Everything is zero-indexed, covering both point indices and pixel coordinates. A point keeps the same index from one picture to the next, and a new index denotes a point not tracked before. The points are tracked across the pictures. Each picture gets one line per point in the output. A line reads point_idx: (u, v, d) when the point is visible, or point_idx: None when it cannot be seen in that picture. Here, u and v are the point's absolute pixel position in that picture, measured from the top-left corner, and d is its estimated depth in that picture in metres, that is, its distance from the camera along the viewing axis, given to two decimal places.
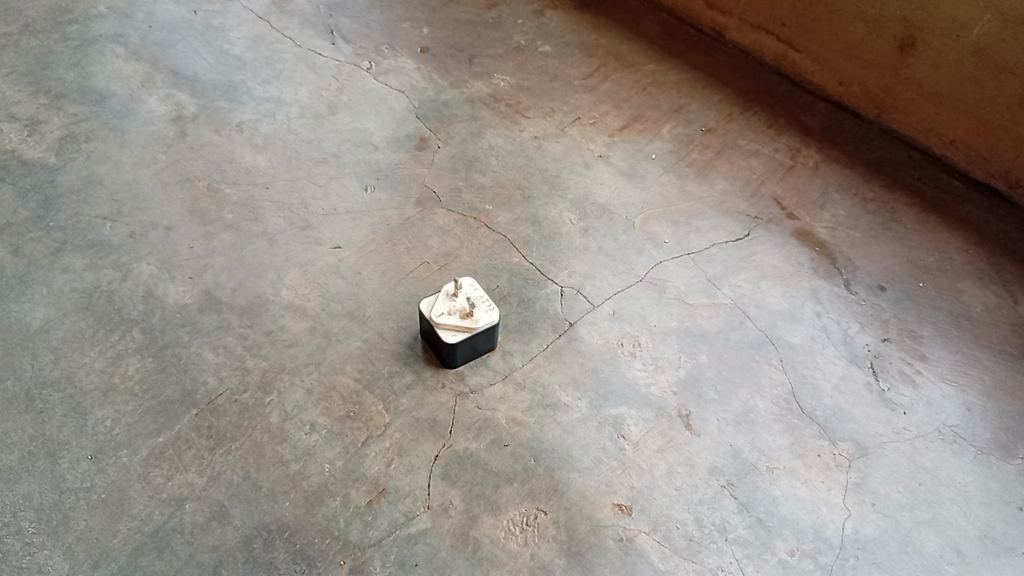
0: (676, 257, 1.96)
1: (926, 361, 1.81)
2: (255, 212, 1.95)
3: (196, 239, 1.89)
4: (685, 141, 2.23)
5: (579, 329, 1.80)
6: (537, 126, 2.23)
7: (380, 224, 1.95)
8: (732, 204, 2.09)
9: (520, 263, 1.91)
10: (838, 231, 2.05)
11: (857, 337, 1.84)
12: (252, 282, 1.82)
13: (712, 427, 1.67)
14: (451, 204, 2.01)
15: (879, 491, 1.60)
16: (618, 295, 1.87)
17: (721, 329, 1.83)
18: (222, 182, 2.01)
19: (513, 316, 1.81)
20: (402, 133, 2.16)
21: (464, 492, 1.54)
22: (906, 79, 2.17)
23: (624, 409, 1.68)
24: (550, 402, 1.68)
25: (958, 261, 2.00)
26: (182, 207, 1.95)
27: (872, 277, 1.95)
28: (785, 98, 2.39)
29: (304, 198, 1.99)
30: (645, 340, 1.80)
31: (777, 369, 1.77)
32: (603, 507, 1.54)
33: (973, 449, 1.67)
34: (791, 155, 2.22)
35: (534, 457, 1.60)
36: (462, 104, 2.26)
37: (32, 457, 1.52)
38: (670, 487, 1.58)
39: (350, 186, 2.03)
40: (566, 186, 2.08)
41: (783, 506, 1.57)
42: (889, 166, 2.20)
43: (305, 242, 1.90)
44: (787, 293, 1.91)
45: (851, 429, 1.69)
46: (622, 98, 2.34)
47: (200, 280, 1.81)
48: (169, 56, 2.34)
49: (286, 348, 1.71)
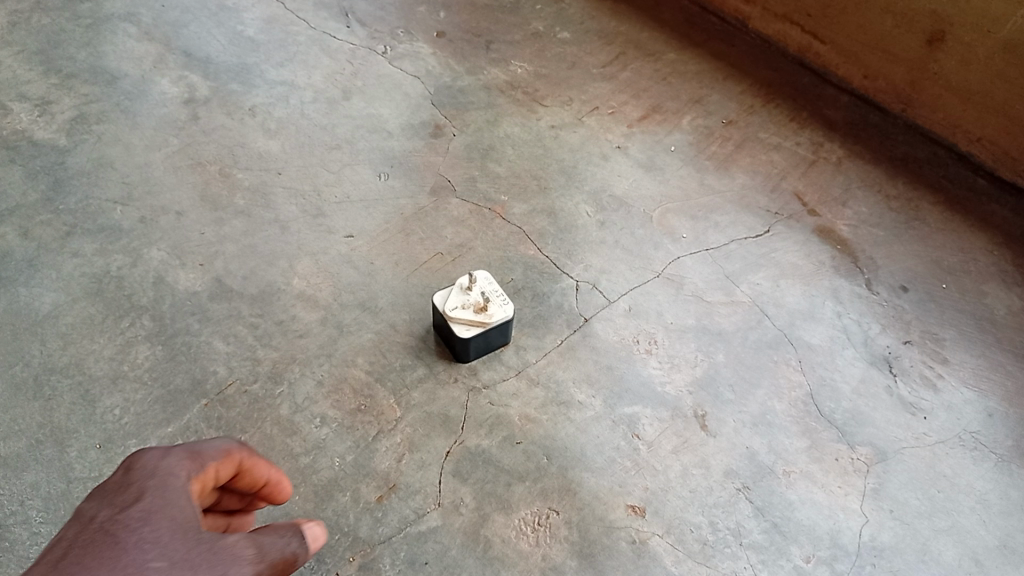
0: (694, 252, 1.92)
1: (948, 365, 1.77)
2: (267, 198, 1.92)
3: (207, 225, 1.86)
4: (705, 133, 2.19)
5: (594, 325, 1.77)
6: (555, 115, 2.19)
7: (394, 213, 1.92)
8: (752, 199, 2.05)
9: (536, 256, 1.88)
10: (860, 229, 2.01)
11: (877, 338, 1.81)
12: (264, 270, 1.79)
13: (728, 428, 1.64)
14: (466, 193, 1.98)
15: (897, 497, 1.58)
16: (634, 291, 1.84)
17: (739, 328, 1.80)
18: (235, 167, 1.98)
19: (527, 310, 1.78)
20: (417, 120, 2.12)
21: (476, 490, 1.52)
22: (933, 74, 2.12)
23: (639, 408, 1.66)
24: (564, 399, 1.65)
25: (982, 262, 1.96)
26: (193, 191, 1.92)
27: (894, 277, 1.92)
28: (808, 90, 2.34)
29: (317, 185, 1.96)
30: (662, 337, 1.77)
31: (795, 370, 1.74)
32: (617, 508, 1.52)
33: (994, 456, 1.64)
34: (813, 150, 2.17)
35: (547, 455, 1.57)
36: (479, 91, 2.22)
37: (40, 445, 1.51)
38: (685, 489, 1.56)
39: (364, 173, 2.00)
40: (583, 177, 2.05)
41: (799, 510, 1.55)
42: (914, 163, 2.16)
43: (318, 230, 1.87)
44: (807, 291, 1.88)
45: (870, 433, 1.67)
46: (642, 88, 2.29)
47: (211, 268, 1.79)
48: (182, 37, 2.31)
49: (296, 338, 1.69)
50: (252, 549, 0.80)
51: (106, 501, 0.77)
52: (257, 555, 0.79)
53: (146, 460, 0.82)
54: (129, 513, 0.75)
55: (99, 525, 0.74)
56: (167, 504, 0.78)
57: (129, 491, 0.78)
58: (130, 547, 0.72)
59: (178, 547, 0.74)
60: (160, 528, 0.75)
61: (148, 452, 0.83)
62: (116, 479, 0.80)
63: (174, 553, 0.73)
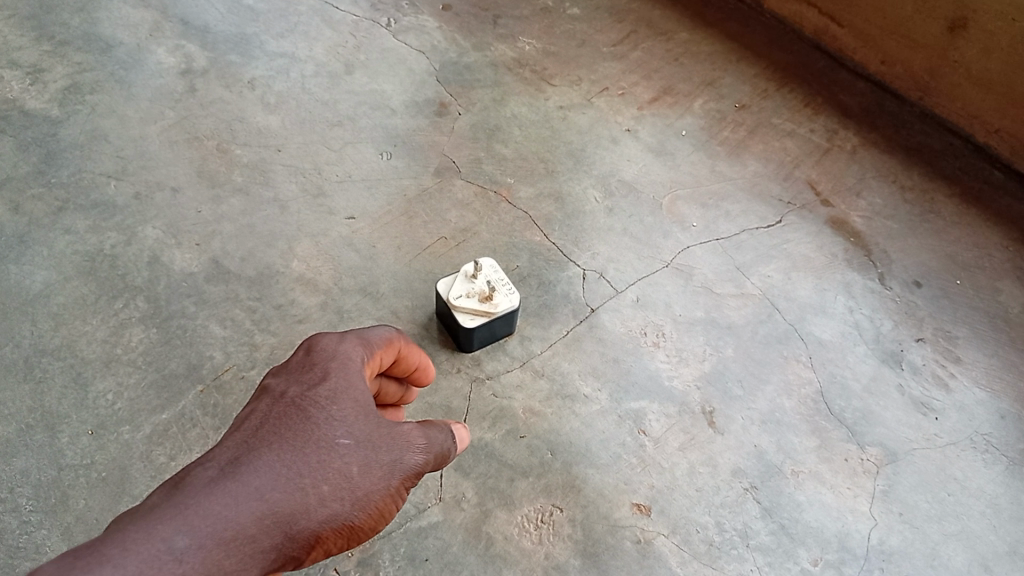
0: (704, 242, 1.88)
1: (961, 364, 1.74)
2: (266, 176, 1.86)
3: (204, 203, 1.80)
4: (717, 118, 2.13)
5: (601, 315, 1.73)
6: (563, 95, 2.13)
7: (397, 195, 1.87)
8: (764, 187, 1.99)
9: (542, 242, 1.83)
10: (874, 221, 1.96)
11: (889, 335, 1.77)
12: (262, 251, 1.74)
13: (736, 425, 1.61)
14: (471, 174, 1.92)
15: (906, 500, 1.55)
16: (643, 281, 1.79)
17: (749, 321, 1.76)
18: (233, 143, 1.91)
19: (532, 299, 1.74)
20: (421, 97, 2.06)
21: (478, 485, 1.48)
22: (953, 62, 2.05)
23: (646, 403, 1.62)
24: (569, 392, 1.61)
25: (996, 259, 1.91)
26: (189, 167, 1.86)
27: (907, 272, 1.88)
28: (823, 75, 2.27)
29: (318, 163, 1.90)
30: (669, 329, 1.73)
31: (805, 366, 1.71)
32: (622, 506, 1.49)
33: (1005, 459, 1.61)
34: (828, 137, 2.12)
35: (551, 450, 1.54)
36: (486, 68, 2.15)
37: (30, 430, 1.46)
38: (692, 487, 1.53)
39: (366, 152, 1.94)
40: (591, 161, 1.99)
41: (807, 512, 1.52)
42: (929, 153, 2.11)
43: (318, 210, 1.82)
44: (819, 285, 1.83)
45: (880, 433, 1.64)
46: (653, 68, 2.23)
47: (207, 248, 1.73)
48: (178, 3, 2.23)
49: (295, 323, 1.64)
50: (419, 438, 0.99)
51: (297, 381, 0.95)
52: (423, 443, 0.99)
53: (325, 347, 0.99)
54: (317, 393, 0.94)
55: (294, 400, 0.93)
56: (346, 387, 0.96)
57: (314, 374, 0.96)
58: (321, 423, 0.91)
59: (361, 428, 0.93)
60: (343, 409, 0.93)
61: (327, 340, 1.00)
62: (303, 360, 0.98)
63: (358, 434, 0.92)
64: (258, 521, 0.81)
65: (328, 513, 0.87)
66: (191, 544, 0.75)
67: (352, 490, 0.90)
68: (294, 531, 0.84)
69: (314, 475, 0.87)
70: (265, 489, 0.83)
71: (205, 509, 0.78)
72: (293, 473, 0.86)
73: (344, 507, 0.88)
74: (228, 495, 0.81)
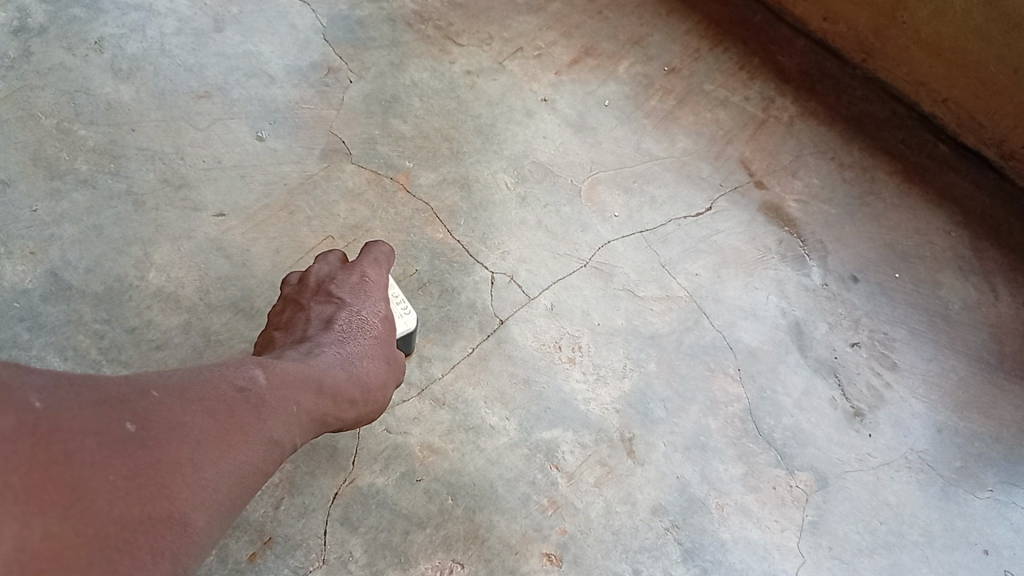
0: (626, 235, 1.68)
1: (897, 371, 1.60)
2: (118, 162, 1.58)
3: (42, 199, 1.52)
4: (644, 84, 1.90)
5: (510, 328, 1.53)
6: (471, 57, 1.86)
7: (276, 185, 1.61)
8: (693, 168, 1.80)
9: (444, 240, 1.61)
10: (811, 205, 1.78)
11: (824, 338, 1.62)
12: (113, 260, 1.48)
13: (657, 454, 1.46)
14: (362, 158, 1.67)
15: (837, 532, 1.43)
16: (557, 285, 1.60)
17: (674, 329, 1.59)
18: (76, 121, 1.61)
19: (433, 311, 1.53)
20: (305, 62, 1.78)
21: (368, 541, 1.32)
22: (901, 23, 1.84)
23: (559, 433, 1.45)
24: (473, 423, 1.43)
25: (939, 246, 1.75)
26: (22, 153, 1.56)
27: (844, 265, 1.71)
28: (761, 30, 2.04)
29: (181, 146, 1.62)
30: (586, 341, 1.54)
31: (733, 381, 1.55)
32: (532, 557, 1.35)
33: (940, 480, 1.50)
34: (763, 107, 1.91)
35: (452, 494, 1.37)
36: (382, 23, 1.86)
37: None
38: (607, 531, 1.38)
39: (238, 131, 1.66)
40: (501, 139, 1.76)
41: (731, 553, 1.40)
42: (872, 124, 1.91)
43: (181, 207, 1.56)
44: (750, 284, 1.66)
45: (811, 455, 1.49)
46: (572, 23, 1.97)
47: (45, 257, 1.47)
48: None
49: (152, 351, 1.41)
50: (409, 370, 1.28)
51: (355, 295, 1.24)
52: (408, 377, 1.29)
53: (373, 277, 1.28)
54: (371, 318, 1.21)
55: (359, 309, 1.21)
56: (388, 314, 1.25)
57: (368, 296, 1.24)
58: (380, 331, 1.20)
59: (393, 349, 1.21)
60: (388, 329, 1.23)
61: (374, 276, 1.29)
62: (357, 282, 1.26)
63: (393, 356, 1.19)
64: (354, 391, 1.05)
65: (376, 404, 1.12)
66: (325, 384, 0.99)
67: (387, 394, 1.16)
68: (365, 406, 1.09)
69: (377, 369, 1.13)
70: (353, 368, 1.08)
71: (330, 369, 1.03)
72: (367, 360, 1.12)
73: (382, 405, 1.15)
74: (336, 360, 1.07)
